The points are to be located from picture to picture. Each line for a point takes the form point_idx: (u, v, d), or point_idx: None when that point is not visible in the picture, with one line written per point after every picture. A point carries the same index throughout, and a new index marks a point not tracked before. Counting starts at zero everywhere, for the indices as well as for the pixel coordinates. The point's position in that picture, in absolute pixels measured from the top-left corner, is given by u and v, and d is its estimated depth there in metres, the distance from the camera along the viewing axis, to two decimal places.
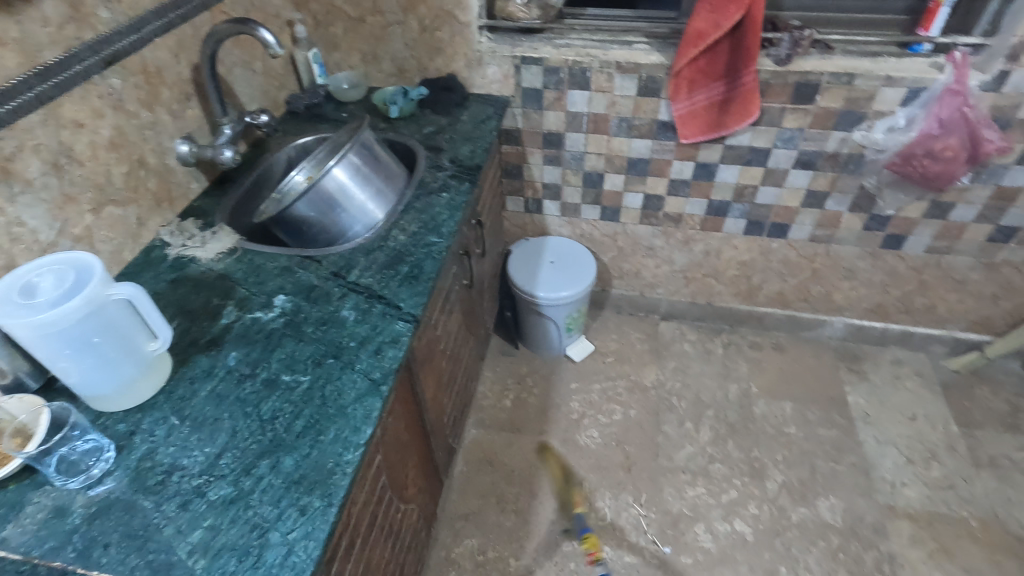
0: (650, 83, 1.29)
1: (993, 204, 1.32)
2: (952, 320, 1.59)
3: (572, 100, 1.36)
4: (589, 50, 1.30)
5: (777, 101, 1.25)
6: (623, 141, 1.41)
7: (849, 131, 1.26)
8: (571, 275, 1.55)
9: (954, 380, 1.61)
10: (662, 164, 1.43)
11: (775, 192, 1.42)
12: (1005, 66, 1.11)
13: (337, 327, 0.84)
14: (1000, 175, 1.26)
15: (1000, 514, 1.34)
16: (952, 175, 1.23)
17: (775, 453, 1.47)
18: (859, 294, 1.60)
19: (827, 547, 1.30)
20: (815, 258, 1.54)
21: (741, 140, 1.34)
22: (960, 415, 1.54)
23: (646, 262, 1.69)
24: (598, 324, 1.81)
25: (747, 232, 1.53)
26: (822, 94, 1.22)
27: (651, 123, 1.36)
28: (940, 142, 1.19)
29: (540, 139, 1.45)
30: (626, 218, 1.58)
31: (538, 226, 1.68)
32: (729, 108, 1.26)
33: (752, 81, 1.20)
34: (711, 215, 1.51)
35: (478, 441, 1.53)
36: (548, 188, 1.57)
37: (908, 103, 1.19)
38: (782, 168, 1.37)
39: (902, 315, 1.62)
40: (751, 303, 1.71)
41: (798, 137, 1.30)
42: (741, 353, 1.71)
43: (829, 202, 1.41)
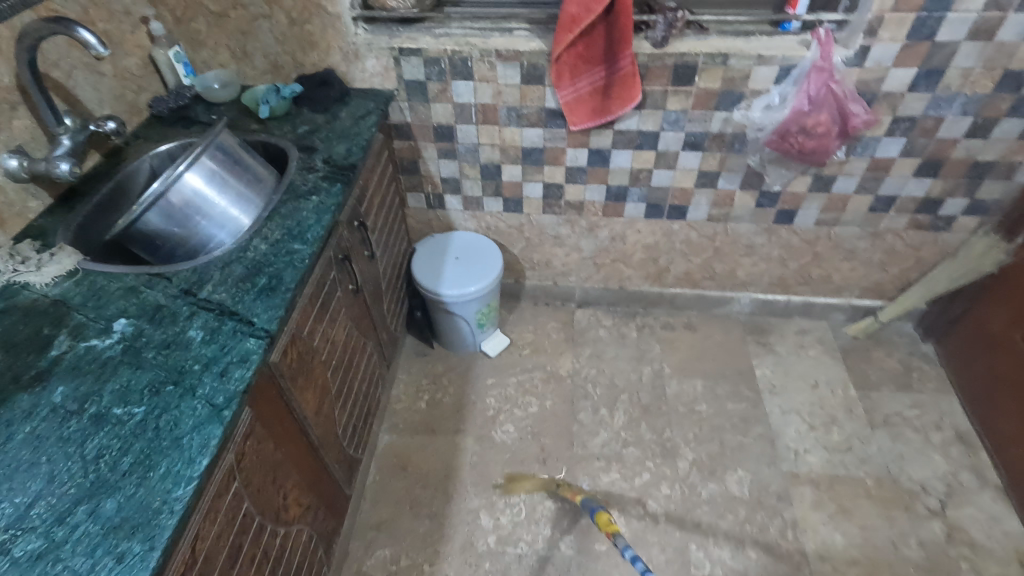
0: (533, 70, 1.26)
1: (871, 175, 1.36)
2: (848, 288, 1.65)
3: (458, 91, 1.32)
4: (469, 39, 1.26)
5: (658, 84, 1.25)
6: (515, 130, 1.38)
7: (730, 111, 1.27)
8: (476, 270, 1.51)
9: (853, 346, 1.68)
10: (557, 152, 1.41)
11: (669, 174, 1.42)
12: (865, 41, 1.14)
13: (181, 350, 0.78)
14: (873, 147, 1.31)
15: (893, 471, 1.40)
16: (827, 150, 1.26)
17: (686, 431, 1.49)
18: (760, 269, 1.63)
19: (735, 519, 1.33)
20: (715, 237, 1.57)
21: (630, 125, 1.33)
22: (859, 378, 1.60)
23: (555, 251, 1.67)
24: (515, 316, 1.79)
25: (648, 216, 1.54)
26: (700, 76, 1.22)
27: (540, 112, 1.34)
28: (812, 118, 1.21)
29: (431, 133, 1.41)
30: (529, 208, 1.56)
31: (444, 222, 1.64)
32: (612, 93, 1.25)
33: (629, 65, 1.20)
34: (611, 200, 1.51)
35: (391, 447, 1.48)
36: (447, 183, 1.53)
37: (781, 81, 1.21)
38: (672, 150, 1.37)
39: (802, 286, 1.67)
40: (661, 284, 1.73)
41: (683, 119, 1.30)
42: (654, 334, 1.73)
43: (721, 181, 1.42)
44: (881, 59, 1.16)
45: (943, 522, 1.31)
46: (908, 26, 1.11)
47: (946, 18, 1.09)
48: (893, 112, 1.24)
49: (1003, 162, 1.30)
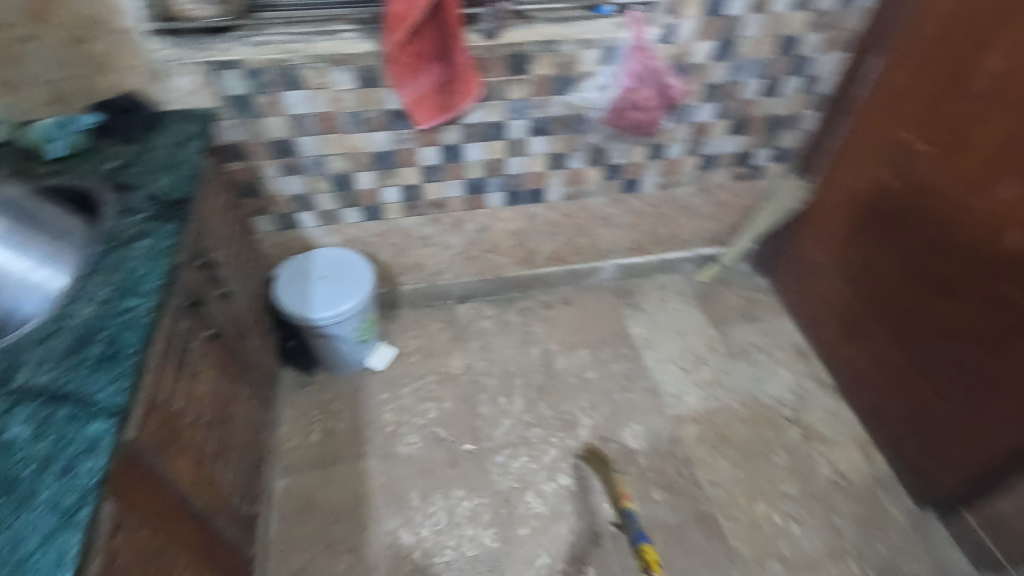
0: (368, 73, 1.21)
1: (694, 138, 1.52)
2: (692, 241, 1.84)
3: (290, 102, 1.22)
4: (291, 45, 1.17)
5: (496, 75, 1.27)
6: (360, 136, 1.32)
7: (567, 94, 1.34)
8: (347, 287, 1.44)
9: (705, 291, 1.88)
10: (408, 154, 1.38)
11: (521, 161, 1.47)
12: (670, 20, 1.25)
13: (4, 455, 0.65)
14: (692, 113, 1.45)
15: (755, 392, 1.61)
16: (654, 122, 1.38)
17: (581, 401, 1.57)
18: (618, 236, 1.76)
19: (638, 470, 1.44)
20: (574, 214, 1.65)
21: (476, 118, 1.34)
22: (714, 318, 1.80)
23: (425, 252, 1.65)
24: (396, 325, 1.74)
25: (509, 203, 1.57)
26: (533, 64, 1.27)
27: (383, 115, 1.29)
28: (638, 94, 1.32)
29: (269, 150, 1.30)
30: (391, 214, 1.51)
31: (302, 242, 1.53)
32: (452, 88, 1.25)
33: (464, 59, 1.19)
34: (471, 194, 1.52)
35: (290, 490, 1.38)
36: (297, 200, 1.43)
37: (606, 62, 1.29)
38: (521, 137, 1.41)
39: (655, 246, 1.83)
40: (533, 267, 1.79)
41: (525, 107, 1.34)
42: (536, 315, 1.79)
43: (570, 161, 1.49)
44: (685, 35, 1.28)
45: (798, 426, 1.53)
46: (702, 4, 1.24)
47: None
48: (702, 81, 1.39)
49: (792, 114, 1.52)
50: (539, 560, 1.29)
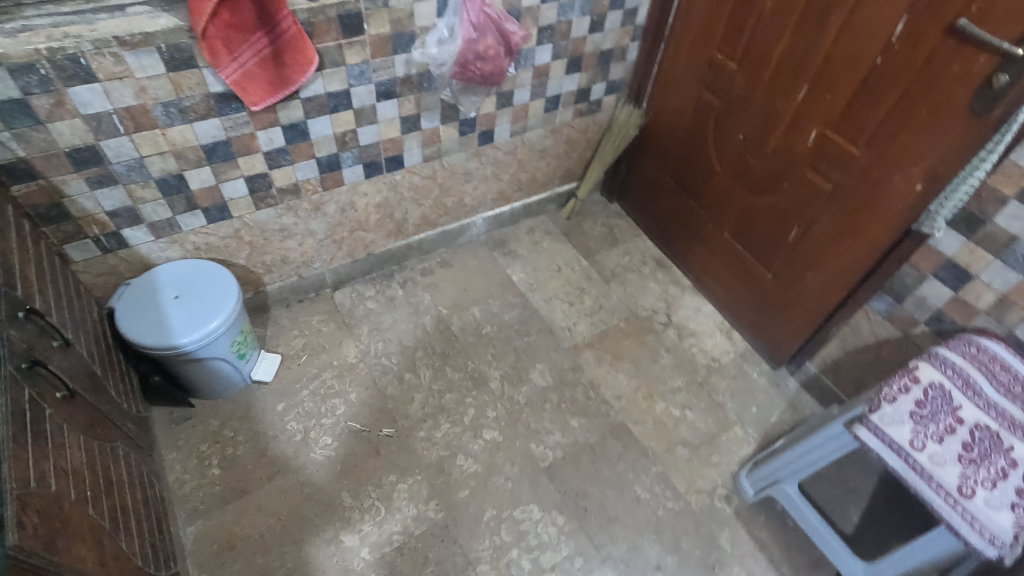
0: (176, 53, 1.04)
1: (537, 81, 1.56)
2: (550, 181, 1.91)
3: (81, 99, 1.01)
4: (68, 29, 0.96)
5: (329, 39, 1.17)
6: (183, 128, 1.14)
7: (408, 52, 1.28)
8: (210, 300, 1.28)
9: (570, 226, 1.99)
10: (246, 140, 1.23)
11: (374, 129, 1.39)
12: None
13: None
14: (532, 57, 1.48)
15: (633, 308, 1.77)
16: (502, 70, 1.35)
17: (485, 356, 1.61)
18: (482, 190, 1.76)
19: (552, 405, 1.53)
20: (436, 175, 1.62)
21: (316, 90, 1.23)
22: (584, 249, 1.92)
23: (287, 245, 1.51)
24: (272, 329, 1.60)
25: (368, 176, 1.49)
26: (368, 23, 1.18)
27: (206, 100, 1.12)
28: (481, 44, 1.28)
29: (66, 161, 1.07)
30: (238, 210, 1.35)
31: (135, 262, 1.31)
32: (284, 60, 1.12)
33: (293, 26, 1.08)
34: (326, 172, 1.40)
35: (203, 535, 1.25)
36: (118, 215, 1.21)
37: (442, 13, 1.25)
38: (368, 104, 1.33)
39: (518, 192, 1.87)
40: (405, 236, 1.73)
41: (367, 71, 1.26)
42: (419, 284, 1.75)
43: (423, 121, 1.45)
44: None
45: (673, 328, 1.73)
46: None
47: None
48: (536, 24, 1.41)
49: (618, 47, 1.62)
50: (485, 514, 1.33)
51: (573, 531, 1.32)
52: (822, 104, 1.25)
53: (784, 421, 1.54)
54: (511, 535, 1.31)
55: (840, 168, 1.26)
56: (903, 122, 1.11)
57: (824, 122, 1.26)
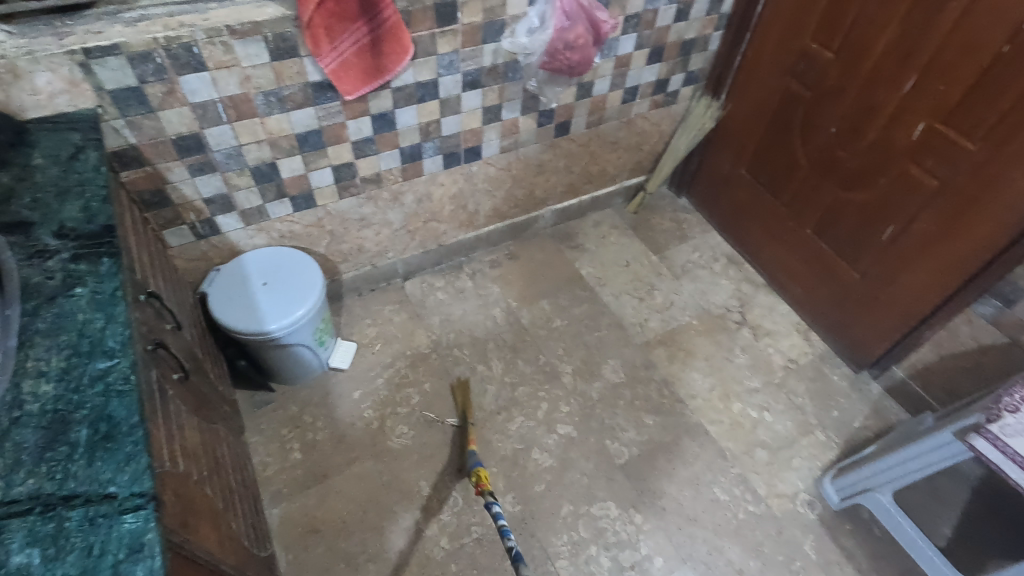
0: (281, 42, 1.05)
1: (618, 72, 1.52)
2: (619, 174, 1.88)
3: (190, 88, 1.03)
4: (182, 18, 0.98)
5: (424, 28, 1.16)
6: (280, 117, 1.15)
7: (497, 42, 1.26)
8: (295, 286, 1.30)
9: (637, 220, 1.95)
10: (337, 130, 1.24)
11: (456, 120, 1.38)
12: None
13: None
14: (615, 47, 1.45)
15: (705, 305, 1.73)
16: (589, 60, 1.33)
17: (556, 350, 1.60)
18: (553, 182, 1.74)
19: (625, 402, 1.50)
20: (510, 166, 1.60)
21: (407, 79, 1.23)
22: (652, 244, 1.89)
23: (364, 234, 1.52)
24: (345, 317, 1.62)
25: (447, 166, 1.48)
26: (462, 12, 1.17)
27: (304, 89, 1.13)
28: (572, 33, 1.26)
29: (172, 149, 1.10)
30: (323, 199, 1.36)
31: (224, 249, 1.34)
32: (381, 49, 1.12)
33: (394, 14, 1.08)
34: (407, 162, 1.41)
35: (288, 517, 1.27)
36: (213, 202, 1.23)
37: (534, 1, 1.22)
38: (454, 94, 1.32)
39: (587, 185, 1.84)
40: (475, 227, 1.73)
41: (456, 61, 1.25)
42: (487, 276, 1.75)
43: (504, 112, 1.43)
44: None
45: (748, 327, 1.68)
46: None
47: None
48: (624, 13, 1.38)
49: (701, 36, 1.57)
50: (562, 509, 1.32)
51: (652, 530, 1.30)
52: (932, 96, 1.18)
53: (868, 427, 1.49)
54: (589, 531, 1.29)
55: (948, 163, 1.20)
56: None
57: (932, 115, 1.19)
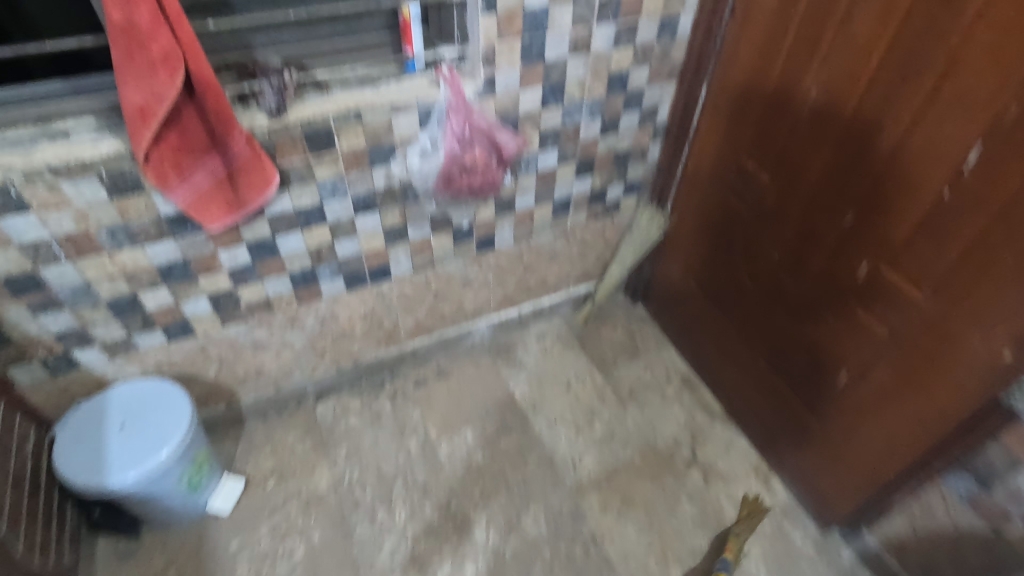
0: (120, 179, 0.95)
1: (543, 186, 1.40)
2: (564, 283, 1.73)
3: (14, 229, 0.93)
4: (2, 157, 0.89)
5: (296, 156, 1.06)
6: (132, 251, 1.05)
7: (388, 165, 1.15)
8: (156, 429, 1.16)
9: (586, 331, 1.78)
10: (206, 260, 1.13)
11: (353, 242, 1.26)
12: (487, 71, 1.12)
13: None
14: (535, 162, 1.33)
15: (650, 439, 1.52)
16: (495, 182, 1.22)
17: (471, 492, 1.40)
18: (484, 295, 1.60)
19: (544, 564, 1.29)
20: (429, 282, 1.47)
21: (283, 206, 1.12)
22: (599, 361, 1.70)
23: (261, 357, 1.39)
24: (243, 445, 1.46)
25: (350, 287, 1.36)
26: (339, 138, 1.07)
27: (157, 223, 1.03)
28: (468, 156, 1.15)
29: (4, 289, 0.99)
30: (202, 326, 1.24)
31: (89, 381, 1.21)
32: (240, 181, 1.02)
33: (246, 147, 0.97)
34: (301, 286, 1.28)
35: None
36: (67, 337, 1.11)
37: (425, 124, 1.12)
38: (345, 218, 1.21)
39: (526, 296, 1.69)
40: (397, 343, 1.58)
41: (341, 185, 1.15)
42: (409, 398, 1.58)
43: (410, 231, 1.31)
44: (508, 85, 1.15)
45: (699, 468, 1.46)
46: (519, 51, 1.11)
47: (546, 38, 1.12)
48: (538, 129, 1.27)
49: (636, 147, 1.45)
50: None
51: None
52: (873, 234, 1.01)
53: None
54: None
55: (897, 312, 1.01)
56: (983, 269, 0.87)
57: (876, 255, 1.02)
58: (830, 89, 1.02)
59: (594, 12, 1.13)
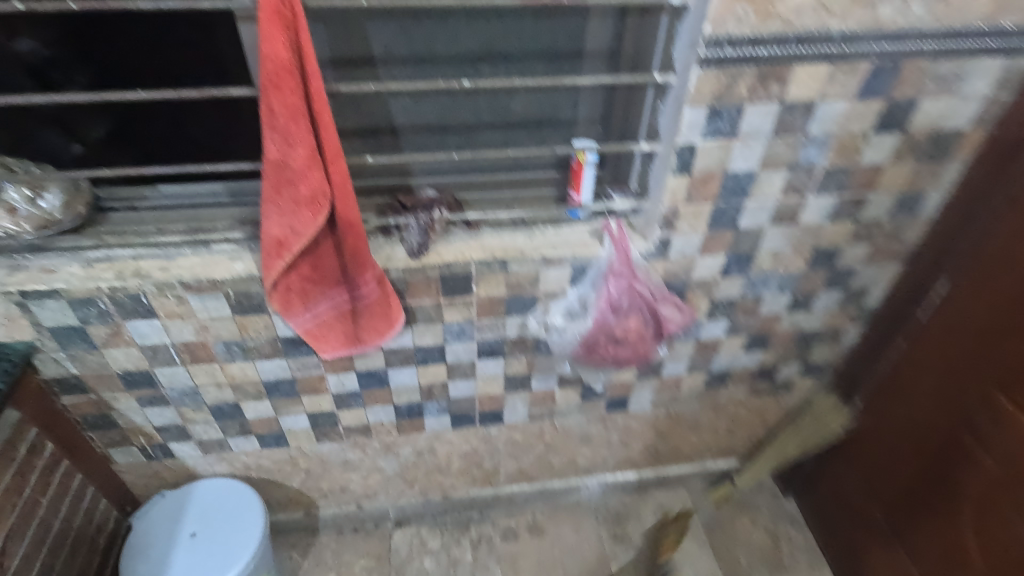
0: (245, 299, 0.89)
1: (700, 356, 1.16)
2: (700, 455, 1.44)
3: (139, 331, 0.90)
4: (144, 263, 0.85)
5: (427, 297, 0.94)
6: (243, 364, 0.98)
7: (524, 316, 1.00)
8: (223, 546, 1.06)
9: (717, 518, 1.45)
10: (313, 381, 1.04)
11: (468, 384, 1.11)
12: (663, 233, 0.93)
13: None
14: (697, 331, 1.10)
15: None
16: (646, 356, 0.99)
17: None
18: (603, 454, 1.36)
19: None
20: (544, 432, 1.27)
21: (402, 342, 1.00)
22: (729, 565, 1.36)
23: (349, 476, 1.27)
24: (310, 561, 1.34)
25: (456, 426, 1.20)
26: (477, 284, 0.94)
27: (273, 342, 0.96)
28: (619, 326, 0.95)
29: (119, 382, 0.97)
30: (296, 440, 1.15)
31: (179, 471, 1.16)
32: (363, 318, 0.91)
33: (376, 289, 0.87)
34: (404, 418, 1.15)
35: None
36: (167, 430, 1.07)
37: (577, 281, 0.95)
38: (466, 360, 1.06)
39: (651, 461, 1.42)
40: (494, 485, 1.39)
41: (469, 330, 1.01)
42: (494, 551, 1.37)
43: (534, 382, 1.13)
44: (684, 250, 0.96)
45: None
46: (707, 217, 0.91)
47: (743, 206, 0.91)
48: (709, 297, 1.04)
49: (829, 328, 1.16)
50: None
51: None
52: None
53: None
54: None
55: None
56: None
57: None
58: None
59: (813, 182, 0.90)
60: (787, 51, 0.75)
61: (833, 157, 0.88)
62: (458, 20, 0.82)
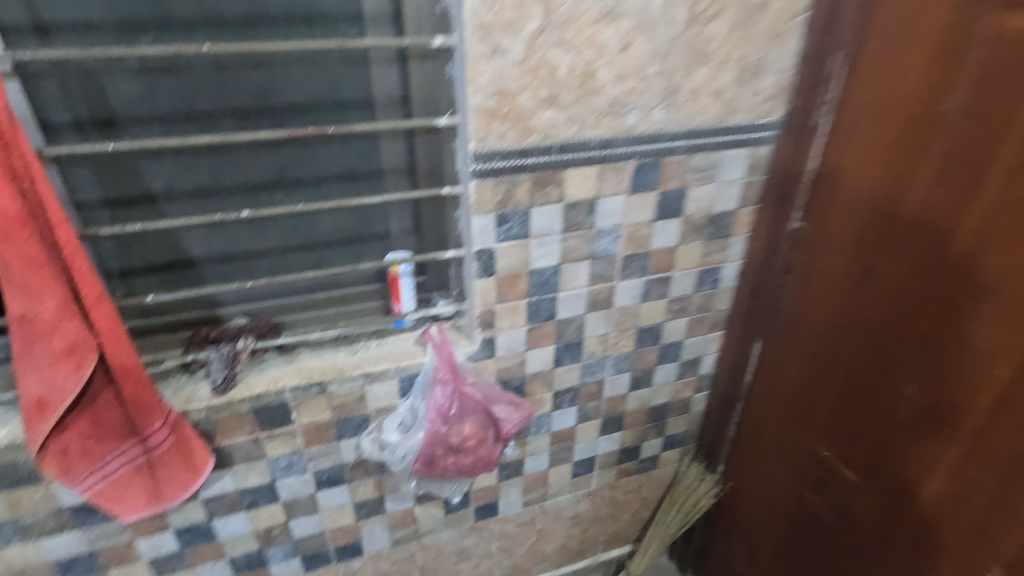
0: (11, 470, 0.77)
1: (558, 446, 1.14)
2: (590, 547, 1.38)
3: None
4: None
5: (242, 433, 0.87)
6: (23, 546, 0.83)
7: (358, 437, 0.94)
8: None
9: None
10: (119, 549, 0.90)
11: (313, 519, 1.01)
12: (486, 333, 0.93)
13: None
14: (547, 422, 1.09)
15: None
16: (491, 460, 0.96)
17: None
18: (485, 566, 1.27)
19: None
20: (414, 556, 1.17)
21: (223, 486, 0.90)
22: None
23: None
24: None
25: (310, 568, 1.08)
26: (297, 412, 0.88)
27: (57, 514, 0.83)
28: (456, 434, 0.91)
29: None
30: None
31: None
32: (163, 470, 0.82)
33: (169, 436, 0.79)
34: (244, 571, 1.02)
35: None
36: None
37: (406, 392, 0.92)
38: (304, 494, 0.97)
39: (541, 564, 1.34)
40: None
41: (299, 461, 0.93)
42: None
43: (388, 504, 1.05)
44: (511, 346, 0.96)
45: None
46: (524, 312, 0.93)
47: (557, 297, 0.94)
48: (550, 388, 1.05)
49: (676, 400, 1.20)
50: None
51: None
52: None
53: None
54: None
55: None
56: None
57: None
58: (935, 390, 0.76)
59: (616, 268, 0.95)
60: (554, 159, 0.81)
61: (628, 244, 0.94)
62: (241, 152, 0.82)
